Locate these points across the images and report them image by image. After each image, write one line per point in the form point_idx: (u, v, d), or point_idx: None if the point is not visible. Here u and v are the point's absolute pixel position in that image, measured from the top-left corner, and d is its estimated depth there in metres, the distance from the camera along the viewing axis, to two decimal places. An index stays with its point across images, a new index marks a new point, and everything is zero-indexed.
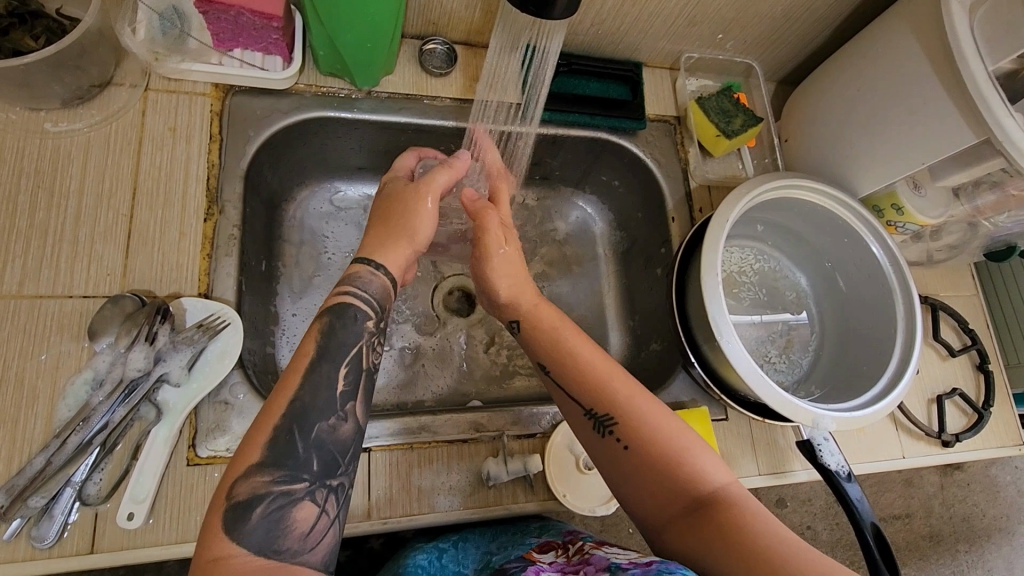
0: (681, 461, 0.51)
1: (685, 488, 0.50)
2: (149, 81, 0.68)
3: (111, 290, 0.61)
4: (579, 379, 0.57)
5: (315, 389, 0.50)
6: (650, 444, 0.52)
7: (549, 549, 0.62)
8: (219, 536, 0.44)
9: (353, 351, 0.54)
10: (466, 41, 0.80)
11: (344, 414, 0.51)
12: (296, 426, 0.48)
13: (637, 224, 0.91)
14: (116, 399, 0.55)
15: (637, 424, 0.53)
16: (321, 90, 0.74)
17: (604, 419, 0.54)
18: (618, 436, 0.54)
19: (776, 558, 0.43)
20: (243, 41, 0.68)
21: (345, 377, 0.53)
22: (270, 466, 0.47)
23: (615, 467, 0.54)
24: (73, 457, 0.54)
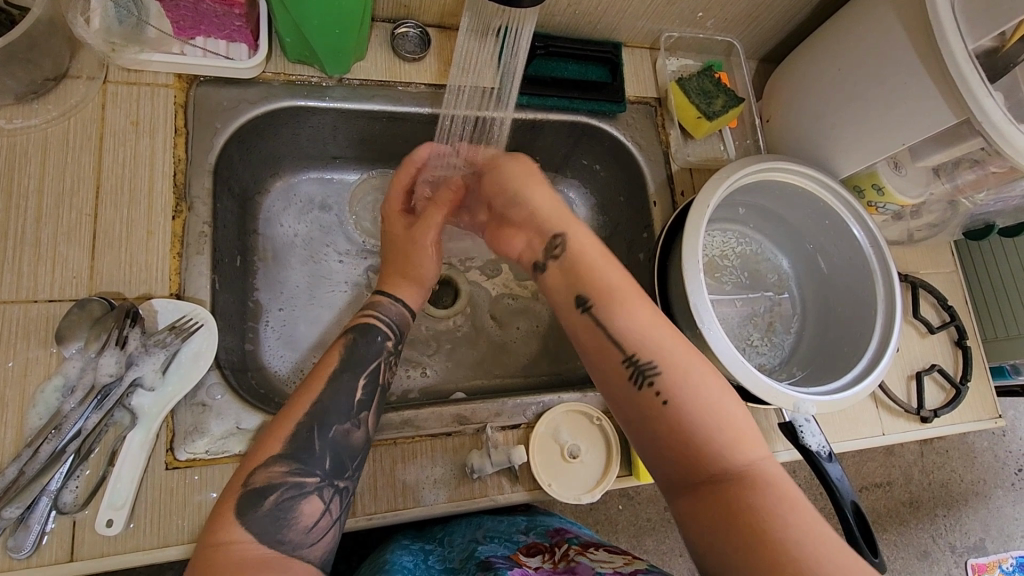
0: (712, 429, 0.51)
1: (714, 459, 0.50)
2: (107, 73, 0.65)
3: (78, 294, 0.59)
4: (621, 327, 0.56)
5: (335, 393, 0.55)
6: (685, 405, 0.52)
7: (535, 552, 0.63)
8: (231, 521, 0.47)
9: (373, 365, 0.59)
10: (439, 24, 0.78)
11: (358, 421, 0.55)
12: (316, 424, 0.53)
13: (620, 208, 0.91)
14: (92, 407, 0.54)
15: (674, 382, 0.53)
16: (290, 78, 0.71)
17: (645, 370, 0.54)
18: (656, 391, 0.53)
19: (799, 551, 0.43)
20: (205, 28, 0.66)
21: (363, 389, 0.57)
22: (287, 458, 0.51)
23: (647, 420, 0.54)
24: (47, 465, 0.52)
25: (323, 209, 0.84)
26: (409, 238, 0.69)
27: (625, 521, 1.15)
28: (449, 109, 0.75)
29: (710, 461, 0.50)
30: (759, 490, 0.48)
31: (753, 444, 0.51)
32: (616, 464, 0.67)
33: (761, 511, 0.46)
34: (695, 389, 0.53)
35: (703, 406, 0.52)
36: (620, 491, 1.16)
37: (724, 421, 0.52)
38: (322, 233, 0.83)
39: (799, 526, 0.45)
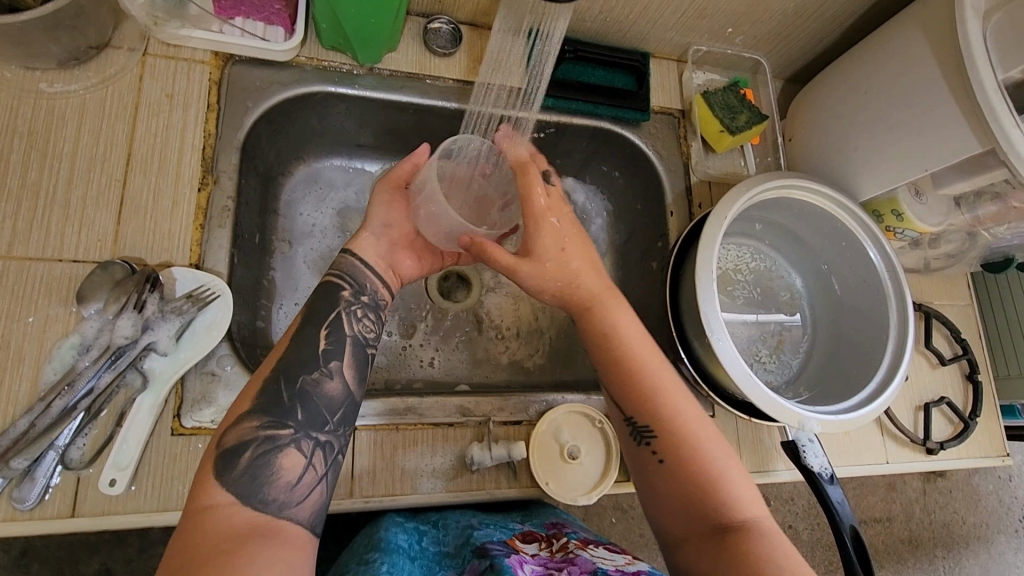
0: (710, 487, 0.53)
1: (710, 511, 0.52)
2: (148, 46, 0.67)
3: (102, 256, 0.60)
4: (622, 390, 0.59)
5: (300, 344, 0.55)
6: (680, 458, 0.55)
7: (532, 539, 0.64)
8: (209, 481, 0.47)
9: (333, 316, 0.58)
10: (472, 22, 0.79)
11: (329, 371, 0.55)
12: (283, 377, 0.53)
13: (636, 217, 0.91)
14: (105, 366, 0.55)
15: (672, 439, 0.56)
16: (323, 64, 0.73)
17: (642, 430, 0.57)
18: (653, 449, 0.56)
19: None
20: (245, 10, 0.68)
21: (328, 339, 0.57)
22: (258, 413, 0.51)
23: (647, 475, 0.57)
24: (57, 421, 0.54)
25: (340, 200, 0.84)
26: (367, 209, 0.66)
27: (618, 534, 1.14)
28: (475, 106, 0.76)
29: (711, 522, 0.52)
30: (754, 543, 0.49)
31: (754, 502, 0.53)
32: (616, 467, 0.67)
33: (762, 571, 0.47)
34: (697, 447, 0.55)
35: (705, 464, 0.54)
36: (615, 503, 1.15)
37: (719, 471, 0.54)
38: (340, 232, 0.83)
39: None
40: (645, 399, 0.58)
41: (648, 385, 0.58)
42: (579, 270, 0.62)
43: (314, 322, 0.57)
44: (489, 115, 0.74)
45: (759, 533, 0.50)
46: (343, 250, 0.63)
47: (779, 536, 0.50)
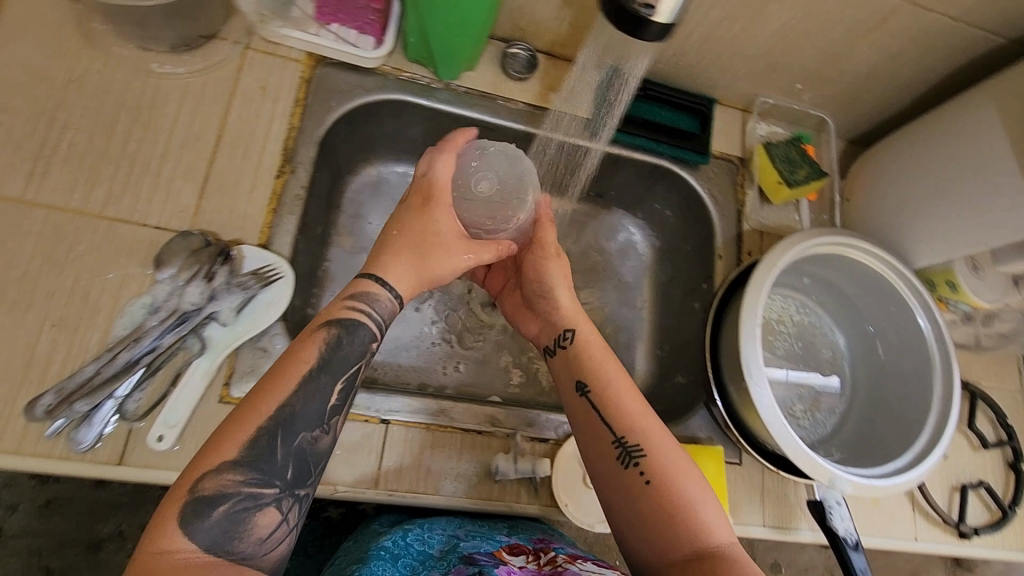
0: (694, 513, 0.53)
1: (694, 537, 0.52)
2: (250, 41, 0.72)
3: (182, 226, 0.64)
4: (611, 407, 0.59)
5: (307, 398, 0.49)
6: (669, 484, 0.54)
7: (520, 551, 0.63)
8: (172, 528, 0.42)
9: (353, 367, 0.53)
10: (549, 51, 0.83)
11: (328, 427, 0.50)
12: (280, 432, 0.47)
13: (683, 256, 0.92)
14: (172, 326, 0.60)
15: (662, 462, 0.55)
16: (404, 74, 0.77)
17: (632, 451, 0.56)
18: (642, 470, 0.55)
19: None
20: (342, 17, 0.73)
21: (338, 394, 0.52)
22: (244, 466, 0.45)
23: (631, 498, 0.55)
24: (121, 372, 0.58)
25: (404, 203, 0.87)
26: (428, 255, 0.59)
27: None
28: (547, 131, 0.82)
29: (693, 547, 0.51)
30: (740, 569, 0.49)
31: (728, 530, 0.53)
32: None
33: None
34: (682, 471, 0.55)
35: (689, 487, 0.54)
36: None
37: (701, 499, 0.54)
38: None
39: None
40: (636, 421, 0.58)
41: (637, 406, 0.59)
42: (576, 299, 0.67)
43: (331, 372, 0.51)
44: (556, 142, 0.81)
45: (737, 559, 0.50)
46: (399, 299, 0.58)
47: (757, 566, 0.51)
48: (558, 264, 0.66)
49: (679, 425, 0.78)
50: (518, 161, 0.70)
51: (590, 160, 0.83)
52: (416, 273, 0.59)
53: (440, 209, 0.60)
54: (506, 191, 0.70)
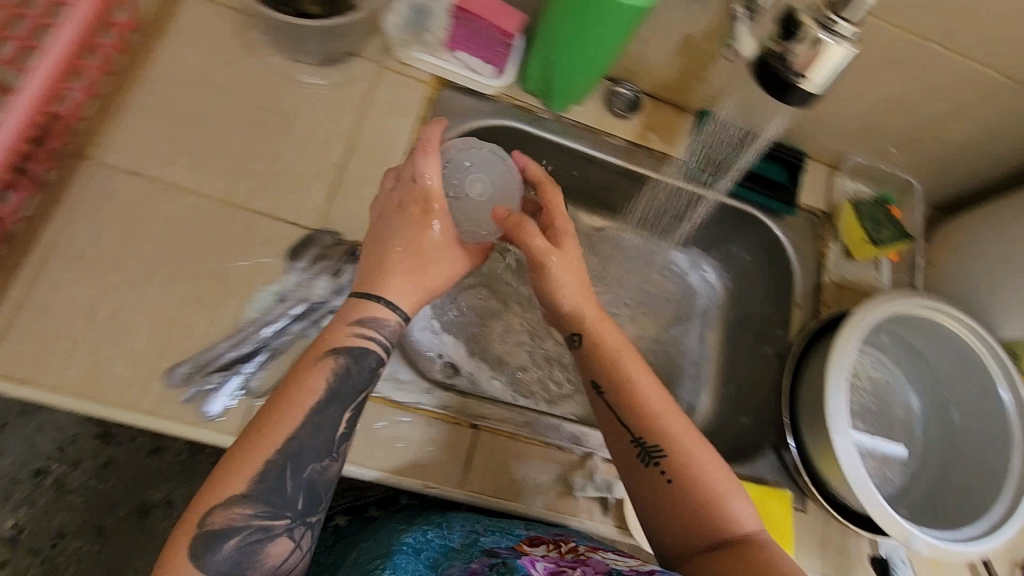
0: (718, 505, 0.55)
1: (720, 529, 0.54)
2: (386, 60, 0.78)
3: (311, 223, 0.70)
4: (628, 407, 0.59)
5: (315, 429, 0.51)
6: (690, 479, 0.56)
7: (539, 543, 0.61)
8: (187, 561, 0.46)
9: (361, 395, 0.55)
10: (652, 93, 0.88)
11: (337, 456, 0.52)
12: (289, 466, 0.49)
13: (757, 301, 0.95)
14: (298, 315, 0.66)
15: (683, 460, 0.57)
16: (518, 102, 0.83)
17: (651, 450, 0.57)
18: (662, 469, 0.57)
19: None
20: (470, 47, 0.78)
21: (348, 421, 0.54)
22: (252, 500, 0.48)
23: (653, 494, 0.57)
24: (251, 351, 0.64)
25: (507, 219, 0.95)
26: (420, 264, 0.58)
27: None
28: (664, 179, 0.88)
29: (720, 538, 0.54)
30: (766, 557, 0.51)
31: (754, 516, 0.56)
32: None
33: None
34: (704, 464, 0.57)
35: (713, 481, 0.56)
36: None
37: (723, 491, 0.56)
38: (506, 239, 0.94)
39: None
40: (654, 419, 0.58)
41: (654, 403, 0.59)
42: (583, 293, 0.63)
43: (339, 403, 0.53)
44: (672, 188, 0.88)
45: (765, 545, 0.53)
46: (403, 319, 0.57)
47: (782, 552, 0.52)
48: (562, 258, 0.61)
49: (745, 464, 0.79)
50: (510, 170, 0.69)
51: (698, 207, 0.90)
52: (417, 286, 0.58)
53: (440, 218, 0.59)
54: (497, 195, 0.68)
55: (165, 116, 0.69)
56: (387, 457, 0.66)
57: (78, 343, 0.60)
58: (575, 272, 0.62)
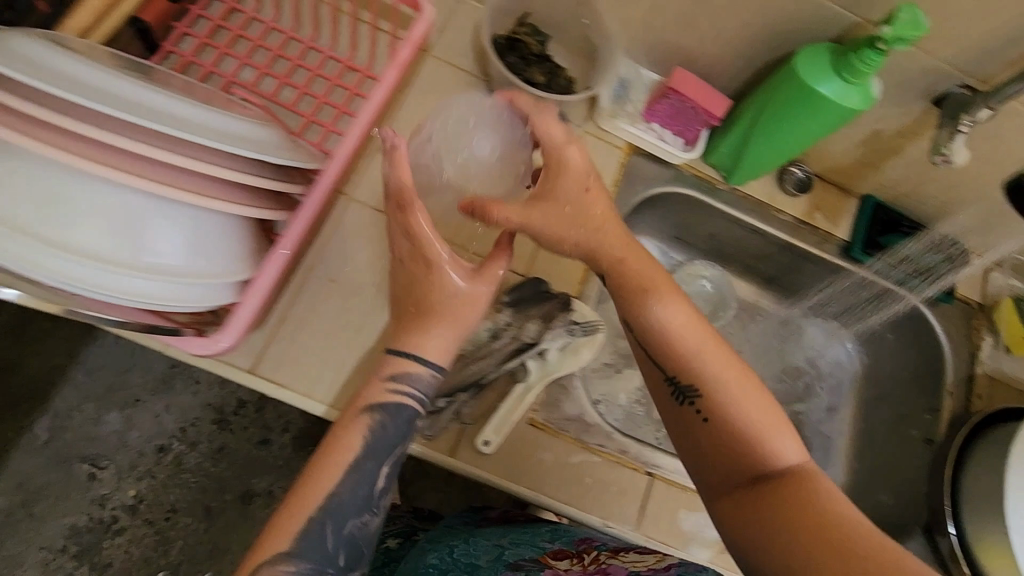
0: (757, 441, 0.55)
1: (759, 465, 0.54)
2: (588, 125, 0.84)
3: (520, 270, 0.77)
4: (660, 347, 0.59)
5: (351, 486, 0.58)
6: (725, 418, 0.56)
7: (562, 555, 0.68)
8: None
9: (399, 450, 0.61)
10: (822, 175, 0.93)
11: (375, 511, 0.59)
12: (329, 522, 0.56)
13: (899, 381, 0.97)
14: (511, 354, 0.72)
15: (718, 400, 0.56)
16: (699, 173, 0.89)
17: (685, 390, 0.57)
18: (698, 409, 0.57)
19: (845, 550, 0.46)
20: (665, 119, 0.85)
21: (384, 476, 0.60)
22: (295, 557, 0.55)
23: (692, 435, 0.58)
24: (467, 380, 0.71)
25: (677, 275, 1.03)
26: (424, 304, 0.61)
27: None
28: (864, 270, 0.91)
29: (762, 472, 0.54)
30: (804, 495, 0.51)
31: (797, 447, 0.55)
32: None
33: (820, 523, 0.48)
34: (746, 400, 0.56)
35: (753, 415, 0.56)
36: None
37: (763, 427, 0.55)
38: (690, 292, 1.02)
39: (849, 540, 0.46)
40: (685, 357, 0.58)
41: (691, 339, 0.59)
42: (603, 227, 0.63)
43: (375, 458, 0.59)
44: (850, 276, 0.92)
45: (811, 478, 0.52)
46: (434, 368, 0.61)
47: (829, 487, 0.52)
48: (548, 211, 0.62)
49: None
50: (506, 112, 0.70)
51: (863, 292, 0.94)
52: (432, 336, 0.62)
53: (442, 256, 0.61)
54: (506, 145, 0.71)
55: None
56: (574, 492, 0.72)
57: (320, 358, 0.68)
58: (575, 215, 0.62)
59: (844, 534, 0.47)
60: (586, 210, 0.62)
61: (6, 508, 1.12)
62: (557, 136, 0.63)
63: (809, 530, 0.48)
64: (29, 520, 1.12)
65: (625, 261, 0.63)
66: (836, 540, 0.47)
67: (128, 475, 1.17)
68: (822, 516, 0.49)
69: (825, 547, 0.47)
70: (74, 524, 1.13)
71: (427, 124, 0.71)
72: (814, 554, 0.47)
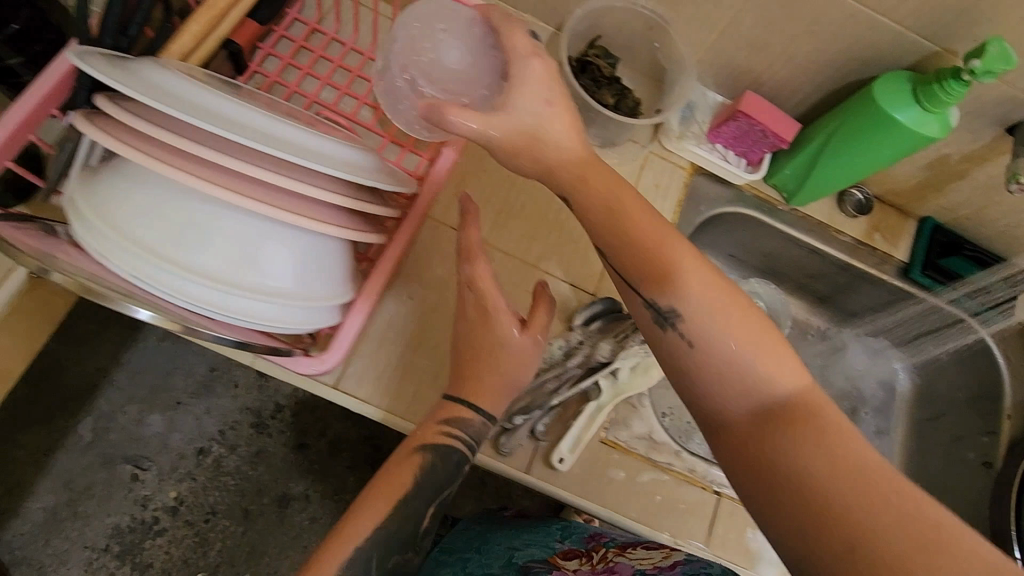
0: (751, 370, 0.47)
1: (758, 398, 0.46)
2: (653, 146, 0.86)
3: (591, 289, 0.79)
4: (638, 269, 0.51)
5: (400, 520, 0.63)
6: (715, 345, 0.48)
7: (572, 556, 0.71)
8: None
9: (444, 493, 0.66)
10: (881, 196, 0.93)
11: (415, 549, 0.65)
12: (375, 555, 0.61)
13: (953, 401, 0.98)
14: (584, 374, 0.74)
15: (705, 325, 0.48)
16: (761, 194, 0.90)
17: (668, 314, 0.49)
18: (684, 335, 0.49)
19: (856, 509, 0.39)
20: (729, 140, 0.85)
21: (429, 515, 0.66)
22: None
23: (679, 366, 0.50)
24: (541, 398, 0.72)
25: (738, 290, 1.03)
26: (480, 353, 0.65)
27: None
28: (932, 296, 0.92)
29: (760, 403, 0.46)
30: (808, 434, 0.43)
31: (795, 371, 0.47)
32: None
33: (828, 470, 0.41)
34: (734, 322, 0.48)
35: (747, 338, 0.47)
36: None
37: (759, 355, 0.47)
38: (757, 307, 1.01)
39: (859, 491, 0.40)
40: (667, 278, 0.50)
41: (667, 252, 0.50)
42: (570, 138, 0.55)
43: (420, 497, 0.64)
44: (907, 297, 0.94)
45: (812, 408, 0.45)
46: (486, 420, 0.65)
47: (840, 422, 0.44)
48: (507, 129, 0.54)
49: None
50: (471, 19, 0.72)
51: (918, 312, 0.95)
52: (486, 386, 0.65)
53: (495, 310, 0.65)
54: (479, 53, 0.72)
55: (471, 180, 0.79)
56: (645, 510, 0.73)
57: (400, 376, 0.70)
58: (558, 142, 0.55)
59: (830, 485, 0.41)
60: (549, 121, 0.54)
61: (52, 507, 1.12)
62: (522, 46, 0.57)
63: (793, 483, 0.42)
64: (74, 519, 1.12)
65: (593, 184, 0.55)
66: (846, 492, 0.40)
67: (169, 477, 1.17)
68: (830, 459, 0.42)
69: (826, 501, 0.41)
70: (117, 524, 1.13)
71: (409, 19, 0.72)
72: (815, 506, 0.41)
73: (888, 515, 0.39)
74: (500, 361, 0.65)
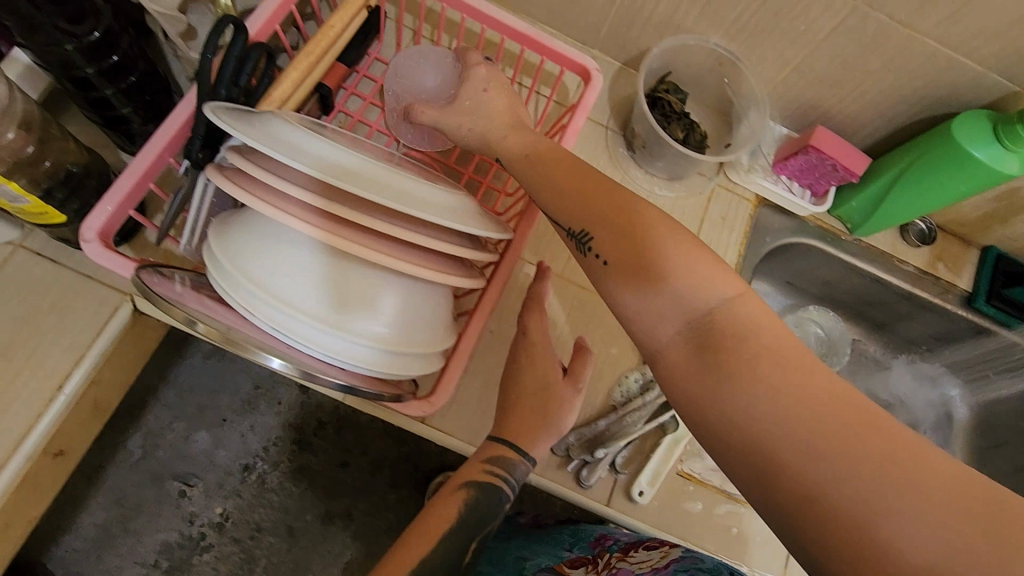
0: (670, 285, 0.46)
1: (681, 311, 0.46)
2: (719, 178, 0.88)
3: None
4: (562, 204, 0.54)
5: (446, 552, 0.63)
6: (630, 260, 0.49)
7: (580, 563, 0.78)
8: None
9: (485, 529, 0.67)
10: (943, 227, 0.94)
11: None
12: None
13: (1015, 430, 0.97)
14: (661, 407, 0.75)
15: (623, 245, 0.49)
16: (824, 225, 0.91)
17: (584, 239, 0.52)
18: (597, 252, 0.51)
19: (799, 455, 0.39)
20: (796, 173, 0.86)
21: (470, 550, 0.66)
22: None
23: (601, 285, 0.51)
24: (619, 431, 0.73)
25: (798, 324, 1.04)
26: (535, 401, 0.67)
27: None
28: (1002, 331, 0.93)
29: (685, 317, 0.46)
30: (740, 365, 0.43)
31: (730, 282, 0.46)
32: None
33: (758, 404, 0.41)
34: (663, 252, 0.48)
35: (664, 252, 0.48)
36: None
37: (687, 277, 0.46)
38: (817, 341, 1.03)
39: (797, 430, 0.39)
40: (587, 206, 0.52)
41: (594, 192, 0.52)
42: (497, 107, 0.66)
43: (463, 531, 0.65)
44: (969, 324, 0.94)
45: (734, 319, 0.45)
46: (524, 458, 0.66)
47: (792, 353, 0.42)
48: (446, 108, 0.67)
49: None
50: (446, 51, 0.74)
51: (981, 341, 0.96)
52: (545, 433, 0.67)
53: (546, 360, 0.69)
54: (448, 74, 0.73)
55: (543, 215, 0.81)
56: (722, 543, 0.74)
57: (481, 410, 0.71)
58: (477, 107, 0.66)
59: (759, 429, 0.41)
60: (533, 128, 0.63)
61: (104, 523, 1.13)
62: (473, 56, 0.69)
63: (740, 432, 0.42)
64: (125, 536, 1.13)
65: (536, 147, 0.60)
66: (774, 426, 0.40)
67: (215, 494, 1.18)
68: (762, 387, 0.41)
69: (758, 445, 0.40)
70: (166, 540, 1.15)
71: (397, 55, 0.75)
72: (754, 452, 0.41)
73: (828, 449, 0.38)
74: (553, 411, 0.68)
